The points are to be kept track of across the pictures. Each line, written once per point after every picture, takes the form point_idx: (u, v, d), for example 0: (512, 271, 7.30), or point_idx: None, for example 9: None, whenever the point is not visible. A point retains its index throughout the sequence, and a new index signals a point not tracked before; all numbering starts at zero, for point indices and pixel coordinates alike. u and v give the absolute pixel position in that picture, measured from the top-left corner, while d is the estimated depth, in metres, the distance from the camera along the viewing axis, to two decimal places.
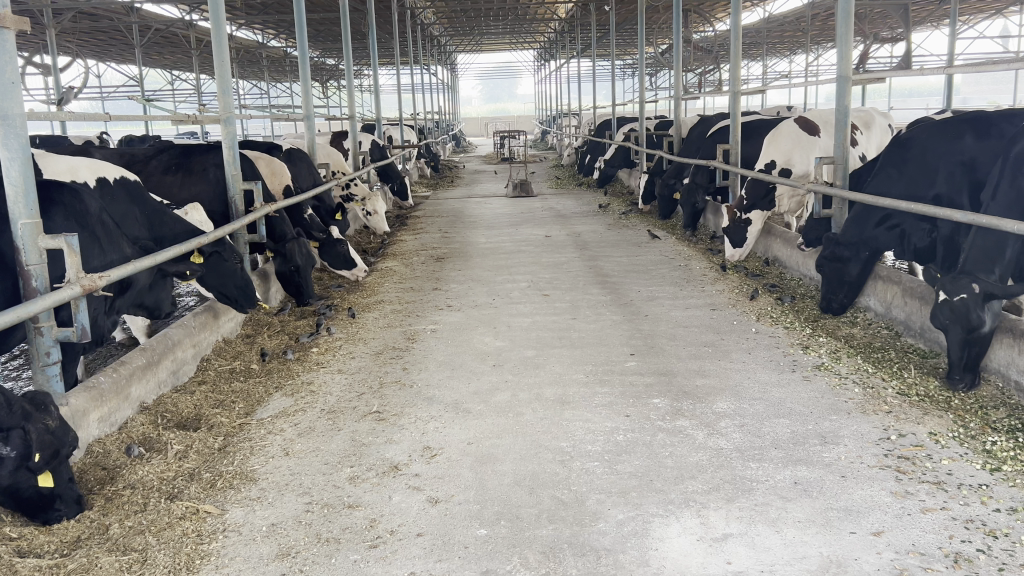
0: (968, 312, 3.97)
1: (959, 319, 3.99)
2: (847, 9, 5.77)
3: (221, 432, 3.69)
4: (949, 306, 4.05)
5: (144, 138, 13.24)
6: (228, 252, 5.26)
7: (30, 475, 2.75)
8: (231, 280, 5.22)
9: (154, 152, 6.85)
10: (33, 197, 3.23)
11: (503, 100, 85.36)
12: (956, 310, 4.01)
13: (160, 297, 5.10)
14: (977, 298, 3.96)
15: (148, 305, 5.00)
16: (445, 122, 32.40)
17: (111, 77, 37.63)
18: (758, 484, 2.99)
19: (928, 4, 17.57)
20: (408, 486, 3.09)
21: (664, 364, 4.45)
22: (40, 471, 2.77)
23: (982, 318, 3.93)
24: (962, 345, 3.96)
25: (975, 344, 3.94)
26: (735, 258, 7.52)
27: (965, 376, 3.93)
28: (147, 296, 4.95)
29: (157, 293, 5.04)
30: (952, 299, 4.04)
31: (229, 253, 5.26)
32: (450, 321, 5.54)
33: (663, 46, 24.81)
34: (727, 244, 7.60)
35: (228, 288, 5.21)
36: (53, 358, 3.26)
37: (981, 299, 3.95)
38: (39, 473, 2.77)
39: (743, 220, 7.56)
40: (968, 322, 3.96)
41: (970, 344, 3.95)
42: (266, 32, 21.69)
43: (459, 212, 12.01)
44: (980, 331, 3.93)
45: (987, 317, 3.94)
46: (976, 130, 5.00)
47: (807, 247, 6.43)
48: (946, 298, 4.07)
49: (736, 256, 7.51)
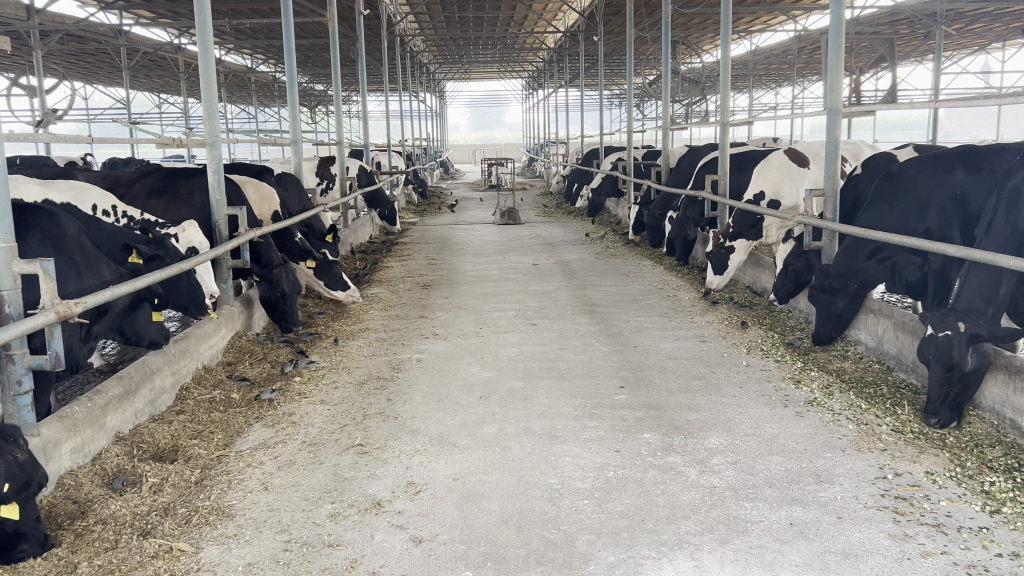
0: (950, 350, 3.92)
1: (940, 355, 3.94)
2: (838, 41, 5.76)
3: (198, 465, 3.58)
4: (933, 342, 3.99)
5: (130, 162, 13.16)
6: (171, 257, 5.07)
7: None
8: (176, 287, 5.29)
9: (139, 175, 6.75)
10: (8, 222, 3.13)
11: (491, 128, 85.99)
12: (940, 346, 3.95)
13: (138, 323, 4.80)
14: (962, 336, 3.91)
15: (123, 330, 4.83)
16: (433, 148, 32.45)
17: (98, 98, 37.56)
18: (752, 525, 2.91)
19: (913, 38, 17.76)
20: (391, 524, 2.98)
21: (653, 398, 4.36)
22: (7, 502, 2.67)
23: (964, 356, 3.89)
24: (943, 382, 3.92)
25: (958, 382, 3.90)
26: (714, 286, 7.45)
27: (942, 412, 3.90)
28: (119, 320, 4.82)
29: (130, 321, 4.80)
30: (937, 334, 3.98)
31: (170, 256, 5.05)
32: (437, 350, 5.44)
33: (651, 77, 24.99)
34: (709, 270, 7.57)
35: (176, 296, 5.31)
36: (25, 387, 3.14)
37: (967, 339, 3.90)
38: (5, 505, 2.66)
39: (728, 248, 7.54)
40: (950, 359, 3.91)
41: (950, 382, 3.91)
42: (255, 57, 21.74)
43: (447, 238, 11.95)
44: (961, 370, 3.88)
45: (970, 356, 3.90)
46: (967, 165, 5.03)
47: (780, 303, 6.50)
48: (932, 334, 4.00)
49: (715, 283, 7.44)
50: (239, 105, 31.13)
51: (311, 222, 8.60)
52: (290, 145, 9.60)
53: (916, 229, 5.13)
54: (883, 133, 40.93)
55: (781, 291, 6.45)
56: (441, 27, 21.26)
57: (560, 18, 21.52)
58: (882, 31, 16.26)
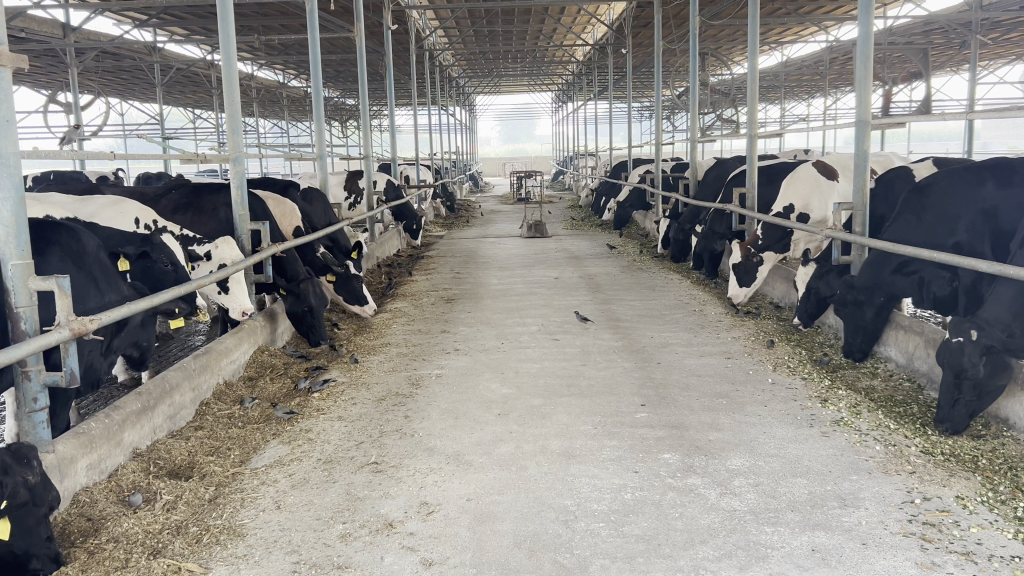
0: (961, 357, 3.98)
1: (951, 362, 4.01)
2: (866, 52, 5.67)
3: (213, 482, 3.56)
4: (948, 348, 4.05)
5: (163, 178, 13.30)
6: (157, 252, 5.25)
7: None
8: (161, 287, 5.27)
9: (165, 191, 6.80)
10: (26, 239, 3.13)
11: (522, 140, 86.28)
12: (952, 351, 4.03)
13: (149, 335, 4.96)
14: (975, 345, 3.95)
15: (141, 344, 4.89)
16: (462, 161, 32.49)
17: (135, 114, 38.19)
18: (773, 552, 2.82)
19: (948, 48, 17.44)
20: (402, 546, 2.93)
21: (676, 416, 4.27)
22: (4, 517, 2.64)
23: (974, 364, 3.92)
24: (952, 387, 3.97)
25: (970, 390, 3.91)
26: (739, 299, 7.31)
27: (952, 418, 3.93)
28: (141, 335, 4.84)
29: (145, 334, 4.90)
30: (952, 340, 4.05)
31: (159, 253, 5.25)
32: (456, 366, 5.39)
33: (681, 88, 24.81)
34: (733, 282, 7.43)
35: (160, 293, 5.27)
36: (40, 404, 3.13)
37: (980, 349, 3.93)
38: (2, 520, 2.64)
39: (757, 259, 7.47)
40: (959, 367, 3.97)
41: (960, 390, 3.94)
42: (287, 73, 21.91)
43: (474, 252, 11.93)
44: (972, 378, 3.91)
45: (982, 366, 3.92)
46: (998, 178, 4.92)
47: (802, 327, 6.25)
48: (947, 340, 4.08)
49: (739, 297, 7.28)
50: (272, 118, 31.46)
51: (336, 237, 8.61)
52: (317, 159, 9.65)
53: (944, 243, 5.02)
54: (918, 146, 40.29)
55: (804, 315, 6.20)
56: (470, 41, 21.33)
57: (589, 31, 21.47)
58: (915, 42, 16.05)
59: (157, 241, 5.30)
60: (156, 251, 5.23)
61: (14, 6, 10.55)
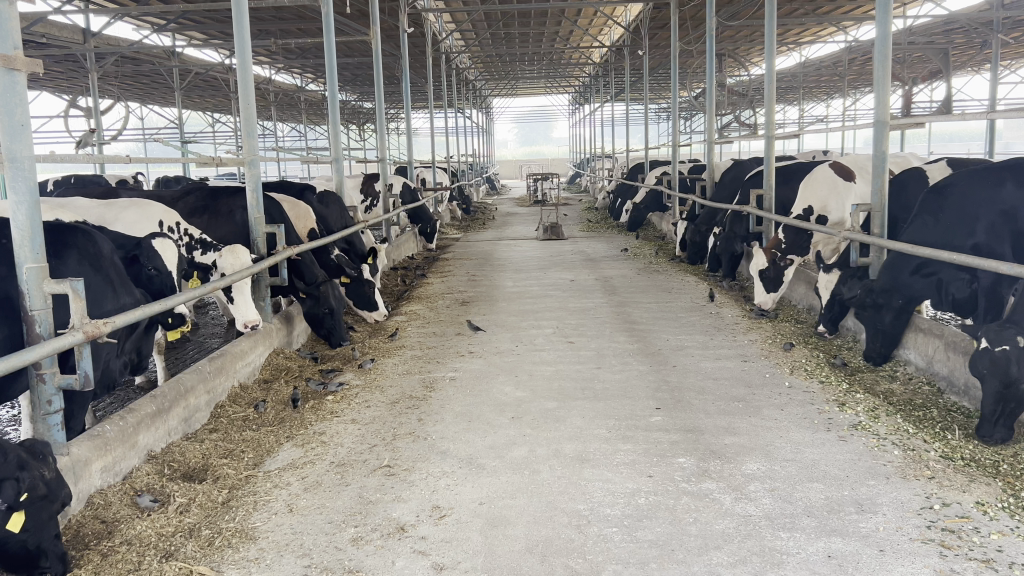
0: (1009, 365, 3.80)
1: (997, 371, 3.83)
2: (884, 51, 5.60)
3: (226, 485, 3.56)
4: (989, 357, 3.88)
5: (180, 181, 13.38)
6: (147, 258, 4.84)
7: (5, 519, 2.62)
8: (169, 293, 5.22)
9: (182, 194, 6.83)
10: (41, 241, 3.15)
11: (539, 142, 86.25)
12: (996, 361, 3.85)
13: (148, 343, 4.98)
14: (1020, 351, 3.81)
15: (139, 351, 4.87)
16: (479, 163, 32.52)
17: (155, 118, 38.53)
18: (788, 557, 2.78)
19: (970, 47, 17.18)
20: (413, 550, 2.92)
21: (690, 420, 4.23)
22: (18, 512, 2.65)
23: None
24: (997, 399, 3.78)
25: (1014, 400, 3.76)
26: (767, 305, 7.19)
27: (997, 429, 3.76)
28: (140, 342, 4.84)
29: (145, 341, 4.92)
30: (993, 348, 3.88)
31: (148, 258, 4.84)
32: (470, 369, 5.38)
33: (698, 89, 24.67)
34: (759, 288, 7.34)
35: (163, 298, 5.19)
36: (55, 406, 3.15)
37: None
38: (18, 515, 2.65)
39: (784, 263, 7.29)
40: (1007, 375, 3.79)
41: (1007, 400, 3.77)
42: (305, 76, 22.00)
43: (489, 254, 11.92)
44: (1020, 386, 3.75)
45: None
46: (1017, 178, 4.87)
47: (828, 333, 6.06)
48: (987, 348, 3.91)
49: (767, 304, 7.20)
50: (289, 121, 31.64)
51: (353, 240, 8.64)
52: (332, 163, 9.65)
53: (963, 245, 4.95)
54: (940, 147, 39.80)
55: (828, 321, 6.04)
56: (486, 44, 21.33)
57: (606, 33, 21.40)
58: (936, 42, 15.88)
59: (149, 245, 4.89)
60: (147, 256, 4.84)
61: (34, 11, 10.63)
